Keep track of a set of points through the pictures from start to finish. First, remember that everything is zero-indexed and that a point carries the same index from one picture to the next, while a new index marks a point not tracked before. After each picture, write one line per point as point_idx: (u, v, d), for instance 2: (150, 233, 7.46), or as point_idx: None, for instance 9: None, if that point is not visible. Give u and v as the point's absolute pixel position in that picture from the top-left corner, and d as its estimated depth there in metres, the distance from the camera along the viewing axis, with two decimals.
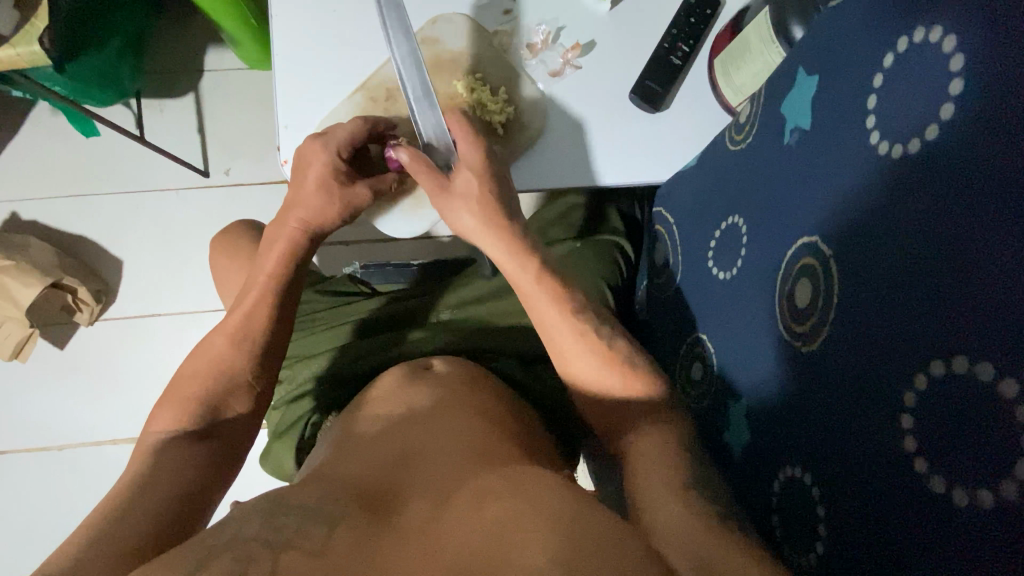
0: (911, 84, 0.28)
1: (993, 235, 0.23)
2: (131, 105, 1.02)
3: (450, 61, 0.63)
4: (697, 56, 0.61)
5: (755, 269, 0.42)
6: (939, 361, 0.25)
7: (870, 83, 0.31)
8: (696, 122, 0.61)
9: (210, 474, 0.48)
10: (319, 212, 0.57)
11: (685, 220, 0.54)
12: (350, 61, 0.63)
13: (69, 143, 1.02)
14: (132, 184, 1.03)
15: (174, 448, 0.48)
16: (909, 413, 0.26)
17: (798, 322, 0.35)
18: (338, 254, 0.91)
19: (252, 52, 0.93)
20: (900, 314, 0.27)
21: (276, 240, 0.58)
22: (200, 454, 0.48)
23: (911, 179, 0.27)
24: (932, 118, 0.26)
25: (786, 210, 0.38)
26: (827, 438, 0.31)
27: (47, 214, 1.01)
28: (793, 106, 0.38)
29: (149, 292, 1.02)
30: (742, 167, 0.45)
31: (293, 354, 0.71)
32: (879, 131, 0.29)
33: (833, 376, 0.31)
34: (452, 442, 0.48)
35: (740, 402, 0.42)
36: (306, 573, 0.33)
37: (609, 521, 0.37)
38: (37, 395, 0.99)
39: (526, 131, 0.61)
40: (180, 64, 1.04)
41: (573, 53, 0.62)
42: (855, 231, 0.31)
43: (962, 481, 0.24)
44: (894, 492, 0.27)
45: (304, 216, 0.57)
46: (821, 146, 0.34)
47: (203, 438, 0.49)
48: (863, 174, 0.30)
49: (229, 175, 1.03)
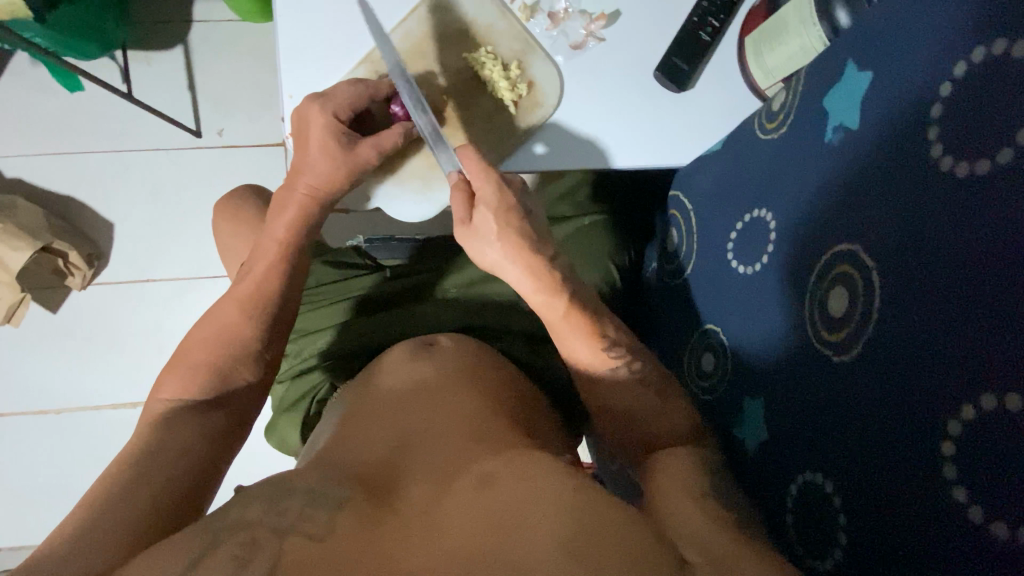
0: (985, 98, 0.26)
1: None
2: (117, 58, 0.96)
3: (460, 32, 0.60)
4: (727, 33, 0.58)
5: (780, 267, 0.41)
6: (990, 395, 0.25)
7: (936, 92, 0.29)
8: (721, 104, 0.58)
9: (219, 443, 0.45)
10: (326, 178, 0.56)
11: (704, 207, 0.53)
12: (355, 25, 0.59)
13: (52, 97, 0.96)
14: (121, 143, 0.98)
15: (182, 416, 0.45)
16: (952, 440, 0.26)
17: (830, 333, 0.35)
18: (340, 224, 0.89)
19: (246, 4, 0.87)
20: (950, 339, 0.26)
21: (284, 206, 0.56)
22: (206, 424, 0.45)
23: (976, 201, 0.26)
24: (1008, 140, 0.25)
25: (821, 209, 0.37)
26: (854, 453, 0.31)
27: (31, 173, 0.97)
28: (839, 101, 0.36)
29: (143, 257, 0.99)
30: (775, 160, 0.43)
31: (296, 328, 0.69)
32: (942, 145, 0.28)
33: (864, 390, 0.31)
34: (462, 423, 0.47)
35: (756, 401, 0.42)
36: (307, 562, 0.33)
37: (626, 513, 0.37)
38: (33, 359, 0.98)
39: (540, 109, 0.59)
40: (168, 13, 0.97)
41: (598, 24, 0.58)
42: (901, 245, 0.30)
43: (1003, 515, 0.24)
44: (926, 515, 0.27)
45: (312, 182, 0.56)
46: (870, 149, 0.33)
47: (211, 407, 0.47)
48: (915, 188, 0.29)
49: (222, 136, 0.99)
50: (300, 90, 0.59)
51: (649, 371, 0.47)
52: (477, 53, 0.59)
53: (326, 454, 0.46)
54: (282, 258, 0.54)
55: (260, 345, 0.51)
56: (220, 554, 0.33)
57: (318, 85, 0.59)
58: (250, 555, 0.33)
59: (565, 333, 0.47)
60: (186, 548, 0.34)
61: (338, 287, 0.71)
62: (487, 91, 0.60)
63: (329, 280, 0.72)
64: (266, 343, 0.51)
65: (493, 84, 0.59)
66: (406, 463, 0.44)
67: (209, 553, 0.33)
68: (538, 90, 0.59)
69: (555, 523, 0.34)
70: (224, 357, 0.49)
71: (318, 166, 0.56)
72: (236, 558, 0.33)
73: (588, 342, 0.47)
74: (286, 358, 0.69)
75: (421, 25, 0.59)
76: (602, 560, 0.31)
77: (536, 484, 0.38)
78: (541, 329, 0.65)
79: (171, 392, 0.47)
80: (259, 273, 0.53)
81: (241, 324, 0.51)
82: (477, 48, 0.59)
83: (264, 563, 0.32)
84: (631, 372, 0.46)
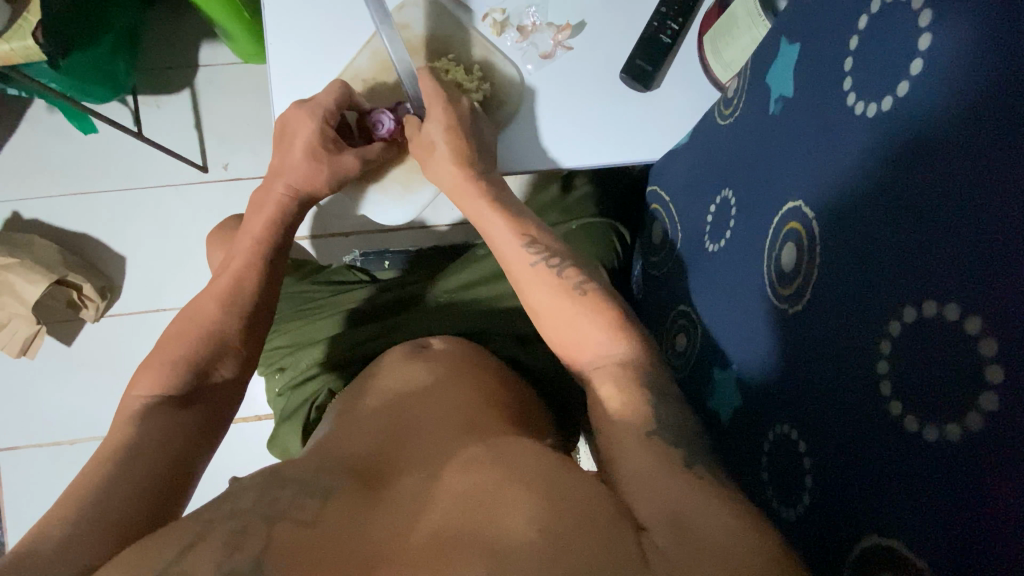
0: (884, 44, 0.29)
1: (952, 183, 0.25)
2: (128, 102, 1.03)
3: (424, 45, 0.63)
4: (687, 34, 0.61)
5: (742, 237, 0.43)
6: (910, 308, 0.26)
7: (846, 46, 0.32)
8: (688, 101, 0.62)
9: (198, 436, 0.47)
10: (306, 179, 0.61)
11: (678, 196, 0.55)
12: (338, 48, 0.63)
13: (68, 141, 1.03)
14: (132, 181, 1.04)
15: (159, 412, 0.47)
16: (885, 359, 0.27)
17: (784, 287, 0.36)
18: (338, 245, 0.93)
19: (246, 46, 0.93)
20: (878, 265, 0.28)
21: (261, 206, 0.61)
22: (180, 420, 0.47)
23: (887, 134, 0.28)
24: (903, 76, 0.27)
25: (772, 175, 0.39)
26: (812, 396, 0.33)
27: (48, 213, 1.02)
28: (777, 76, 0.39)
29: (152, 288, 1.03)
30: (730, 142, 0.46)
31: (293, 343, 0.72)
32: (856, 93, 0.30)
33: (812, 334, 0.33)
34: (449, 414, 0.49)
35: (731, 368, 0.43)
36: (297, 544, 0.35)
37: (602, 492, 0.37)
38: (46, 390, 1.01)
39: (505, 106, 0.62)
40: (175, 59, 1.04)
41: (564, 34, 0.61)
42: (835, 191, 0.32)
43: (934, 417, 0.25)
44: (875, 438, 0.28)
45: (292, 181, 0.61)
46: (804, 113, 0.35)
47: (186, 404, 0.48)
48: (840, 136, 0.32)
49: (227, 169, 1.04)
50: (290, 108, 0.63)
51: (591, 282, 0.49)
52: (440, 62, 0.63)
53: (317, 449, 0.48)
54: (270, 263, 0.58)
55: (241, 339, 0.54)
56: (211, 540, 0.34)
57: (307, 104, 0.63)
58: (240, 540, 0.34)
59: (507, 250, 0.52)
60: (179, 536, 0.35)
61: (334, 302, 0.74)
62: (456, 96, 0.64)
63: (324, 297, 0.75)
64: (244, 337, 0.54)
65: (459, 86, 0.63)
66: (393, 458, 0.45)
67: (201, 540, 0.35)
68: (502, 87, 0.63)
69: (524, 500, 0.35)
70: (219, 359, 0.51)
71: (298, 164, 0.60)
72: (226, 545, 0.34)
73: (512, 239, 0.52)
74: (286, 372, 0.71)
75: (386, 43, 0.62)
76: (574, 539, 0.32)
77: (516, 466, 0.39)
78: (531, 329, 0.66)
79: (143, 388, 0.48)
80: (252, 278, 0.56)
81: (232, 328, 0.53)
82: (440, 57, 0.63)
83: (252, 549, 0.34)
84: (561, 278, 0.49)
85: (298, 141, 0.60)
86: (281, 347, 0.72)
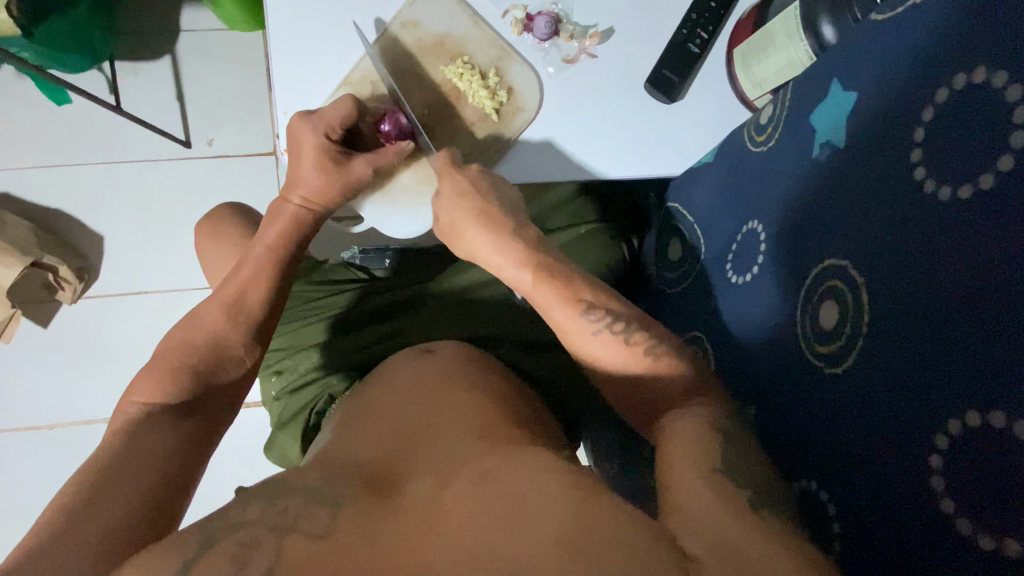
0: (967, 123, 0.28)
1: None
2: (104, 69, 0.95)
3: (435, 45, 0.59)
4: (715, 45, 0.59)
5: (777, 276, 0.41)
6: (975, 413, 0.26)
7: (918, 115, 0.30)
8: (713, 113, 0.59)
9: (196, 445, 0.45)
10: (318, 192, 0.57)
11: (703, 214, 0.53)
12: (341, 39, 0.58)
13: (38, 110, 0.95)
14: (109, 155, 0.97)
15: (157, 420, 0.45)
16: (939, 454, 0.28)
17: (822, 345, 0.36)
18: (334, 235, 0.89)
19: (235, 14, 0.86)
20: (936, 359, 0.28)
21: (276, 217, 0.57)
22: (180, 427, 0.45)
23: (957, 224, 0.27)
24: (988, 167, 0.26)
25: (811, 223, 0.38)
26: (850, 464, 0.33)
27: (18, 186, 0.96)
28: (827, 119, 0.38)
29: (134, 269, 0.98)
30: (765, 173, 0.44)
31: (291, 345, 0.69)
32: (925, 168, 0.29)
33: (854, 404, 0.33)
34: (458, 423, 0.47)
35: (750, 407, 0.42)
36: (308, 559, 0.33)
37: (617, 507, 0.36)
38: (23, 375, 0.97)
39: (521, 115, 0.59)
40: (155, 23, 0.96)
41: (592, 41, 0.58)
42: (890, 268, 0.31)
43: (991, 529, 0.26)
44: (923, 530, 0.28)
45: (304, 194, 0.57)
46: (859, 170, 0.34)
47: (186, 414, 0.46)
48: (900, 210, 0.30)
49: (212, 146, 0.98)
50: (294, 106, 0.59)
51: (637, 330, 0.45)
52: (453, 66, 0.59)
53: (323, 456, 0.46)
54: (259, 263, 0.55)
55: (244, 351, 0.52)
56: (221, 553, 0.34)
57: (311, 102, 0.59)
58: (250, 557, 0.33)
59: (547, 301, 0.46)
60: (184, 549, 0.34)
61: (333, 300, 0.71)
62: (466, 102, 0.60)
63: (320, 295, 0.72)
64: (250, 350, 0.52)
65: (473, 93, 0.59)
66: (399, 467, 0.44)
67: (206, 556, 0.33)
68: (518, 94, 0.59)
69: (548, 511, 0.35)
70: (210, 365, 0.50)
71: (309, 179, 0.57)
72: (235, 559, 0.33)
73: (566, 307, 0.45)
74: (284, 374, 0.69)
75: (397, 43, 0.59)
76: (598, 557, 0.31)
77: (529, 480, 0.38)
78: (536, 335, 0.65)
79: (145, 394, 0.46)
80: (246, 277, 0.54)
81: (226, 330, 0.51)
82: (454, 61, 0.59)
83: (262, 564, 0.33)
84: (616, 334, 0.44)
85: (306, 152, 0.56)
86: (278, 349, 0.69)
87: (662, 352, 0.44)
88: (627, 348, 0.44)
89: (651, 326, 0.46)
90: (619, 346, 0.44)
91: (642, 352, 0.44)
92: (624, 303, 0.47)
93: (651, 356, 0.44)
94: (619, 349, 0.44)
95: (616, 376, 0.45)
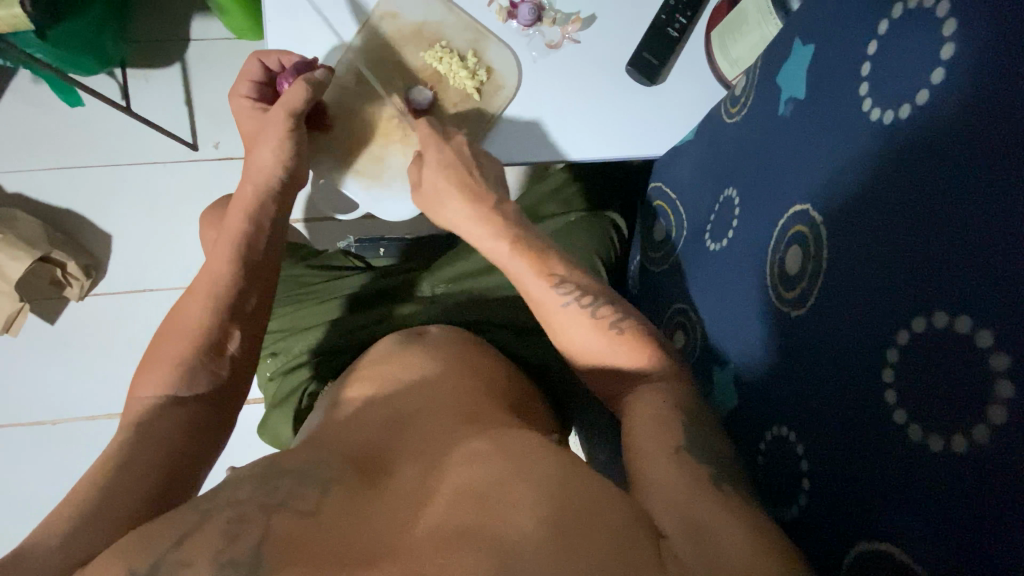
0: (905, 51, 0.29)
1: (958, 209, 0.26)
2: (116, 75, 1.00)
3: (413, 34, 0.62)
4: (694, 29, 0.61)
5: (745, 238, 0.42)
6: (920, 318, 0.27)
7: (863, 52, 0.32)
8: (692, 95, 0.61)
9: (203, 430, 0.46)
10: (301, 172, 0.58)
11: (684, 192, 0.54)
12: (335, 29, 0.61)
13: (53, 114, 1.00)
14: (119, 157, 1.01)
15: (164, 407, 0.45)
16: (891, 367, 0.28)
17: (788, 290, 0.36)
18: (331, 228, 0.92)
19: (240, 22, 0.90)
20: (887, 277, 0.29)
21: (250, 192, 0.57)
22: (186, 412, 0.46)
23: (902, 142, 0.29)
24: (923, 85, 0.28)
25: (777, 176, 0.39)
26: (814, 399, 0.33)
27: (32, 187, 0.99)
28: (788, 77, 0.39)
29: (140, 267, 1.01)
30: (736, 138, 0.45)
31: (285, 328, 0.71)
32: (872, 98, 0.31)
33: (817, 339, 0.33)
34: (447, 402, 0.48)
35: (728, 367, 0.43)
36: (296, 535, 0.34)
37: (600, 483, 0.36)
38: (29, 369, 0.99)
39: (502, 91, 0.61)
40: (166, 33, 1.01)
41: (573, 27, 0.61)
42: (847, 201, 0.32)
43: (940, 429, 0.26)
44: (881, 448, 0.29)
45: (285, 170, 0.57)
46: (815, 115, 0.35)
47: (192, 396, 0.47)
48: (854, 144, 0.32)
49: (218, 148, 1.02)
50: None
51: (604, 305, 0.47)
52: (432, 50, 0.62)
53: (313, 438, 0.46)
54: (251, 248, 0.54)
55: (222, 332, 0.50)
56: (209, 530, 0.34)
57: None
58: (239, 531, 0.33)
59: (522, 272, 0.48)
60: (175, 528, 0.34)
61: (328, 287, 0.72)
62: (448, 84, 0.62)
63: (317, 281, 0.73)
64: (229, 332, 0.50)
65: (454, 74, 0.62)
66: (387, 451, 0.44)
67: (196, 532, 0.34)
68: (498, 73, 0.62)
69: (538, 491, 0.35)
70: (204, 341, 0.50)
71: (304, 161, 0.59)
72: (223, 535, 0.33)
73: (541, 280, 0.47)
74: (278, 355, 0.69)
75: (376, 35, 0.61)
76: (583, 545, 0.31)
77: (521, 461, 0.38)
78: (527, 320, 0.66)
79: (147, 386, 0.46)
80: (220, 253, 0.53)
81: None
82: (432, 45, 0.62)
83: (250, 540, 0.33)
84: (583, 308, 0.46)
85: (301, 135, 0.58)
86: (275, 331, 0.71)
87: (626, 325, 0.46)
88: (594, 321, 0.46)
89: (616, 302, 0.48)
90: (587, 318, 0.46)
91: (608, 325, 0.46)
92: (591, 280, 0.49)
93: (614, 330, 0.45)
94: (589, 321, 0.46)
95: (580, 352, 0.47)
